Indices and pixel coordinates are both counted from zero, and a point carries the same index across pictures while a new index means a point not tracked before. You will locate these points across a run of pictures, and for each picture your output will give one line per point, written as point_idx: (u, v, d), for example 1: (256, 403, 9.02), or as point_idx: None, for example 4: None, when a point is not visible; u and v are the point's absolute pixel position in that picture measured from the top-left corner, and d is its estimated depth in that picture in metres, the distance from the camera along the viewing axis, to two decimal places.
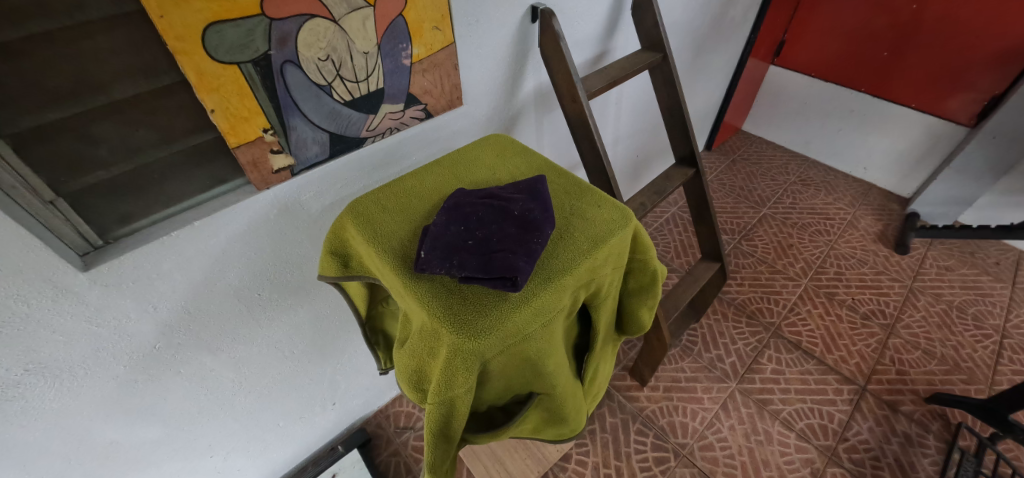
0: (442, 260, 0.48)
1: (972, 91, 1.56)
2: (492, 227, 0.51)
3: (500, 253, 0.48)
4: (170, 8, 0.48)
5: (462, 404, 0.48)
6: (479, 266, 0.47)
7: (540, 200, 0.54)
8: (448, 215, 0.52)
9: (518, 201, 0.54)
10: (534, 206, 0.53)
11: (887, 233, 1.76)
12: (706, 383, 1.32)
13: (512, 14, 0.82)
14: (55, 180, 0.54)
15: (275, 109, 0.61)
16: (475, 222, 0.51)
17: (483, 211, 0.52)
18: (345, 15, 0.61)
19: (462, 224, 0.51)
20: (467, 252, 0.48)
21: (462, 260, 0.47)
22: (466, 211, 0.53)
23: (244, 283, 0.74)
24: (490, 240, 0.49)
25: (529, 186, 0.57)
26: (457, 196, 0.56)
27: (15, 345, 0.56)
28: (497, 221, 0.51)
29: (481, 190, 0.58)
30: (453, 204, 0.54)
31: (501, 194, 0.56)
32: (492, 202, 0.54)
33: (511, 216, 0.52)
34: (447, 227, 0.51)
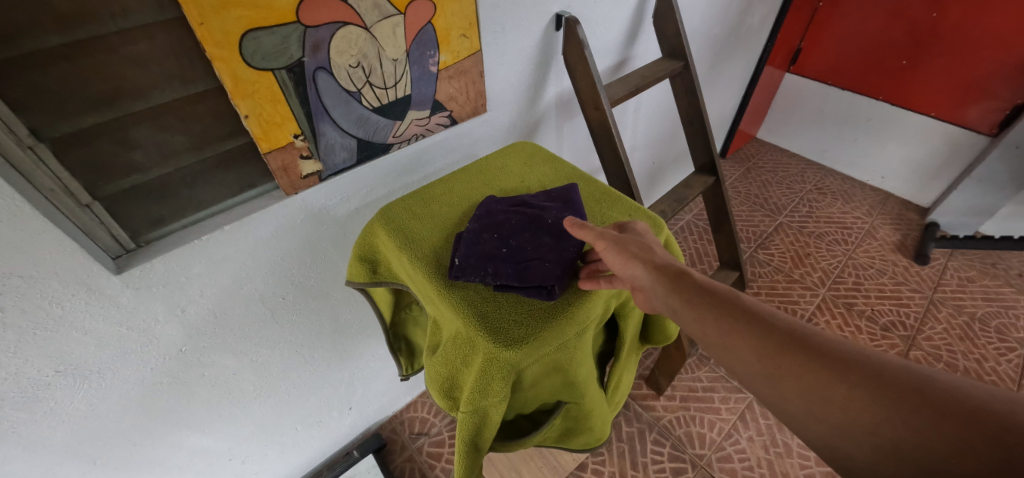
0: (476, 268, 0.49)
1: (992, 100, 1.54)
2: (526, 236, 0.52)
3: (534, 263, 0.49)
4: (210, 15, 0.49)
5: (495, 413, 0.47)
6: (513, 276, 0.48)
7: (575, 209, 0.55)
8: (480, 223, 0.54)
9: (553, 210, 0.55)
10: (570, 216, 0.54)
11: (907, 243, 1.74)
12: (723, 393, 1.30)
13: (538, 22, 0.82)
14: (92, 184, 0.54)
15: (306, 115, 0.62)
16: (507, 230, 0.52)
17: (516, 219, 0.54)
18: (376, 22, 0.61)
19: (494, 233, 0.52)
20: (501, 261, 0.49)
21: (497, 269, 0.49)
22: (497, 221, 0.54)
23: (269, 288, 0.74)
24: (523, 248, 0.51)
25: (564, 195, 0.57)
26: (487, 204, 0.57)
27: (47, 346, 0.56)
28: (530, 230, 0.53)
29: (513, 198, 0.59)
30: (485, 211, 0.56)
31: (533, 203, 0.57)
32: (525, 210, 0.55)
33: (545, 226, 0.53)
34: (480, 234, 0.52)
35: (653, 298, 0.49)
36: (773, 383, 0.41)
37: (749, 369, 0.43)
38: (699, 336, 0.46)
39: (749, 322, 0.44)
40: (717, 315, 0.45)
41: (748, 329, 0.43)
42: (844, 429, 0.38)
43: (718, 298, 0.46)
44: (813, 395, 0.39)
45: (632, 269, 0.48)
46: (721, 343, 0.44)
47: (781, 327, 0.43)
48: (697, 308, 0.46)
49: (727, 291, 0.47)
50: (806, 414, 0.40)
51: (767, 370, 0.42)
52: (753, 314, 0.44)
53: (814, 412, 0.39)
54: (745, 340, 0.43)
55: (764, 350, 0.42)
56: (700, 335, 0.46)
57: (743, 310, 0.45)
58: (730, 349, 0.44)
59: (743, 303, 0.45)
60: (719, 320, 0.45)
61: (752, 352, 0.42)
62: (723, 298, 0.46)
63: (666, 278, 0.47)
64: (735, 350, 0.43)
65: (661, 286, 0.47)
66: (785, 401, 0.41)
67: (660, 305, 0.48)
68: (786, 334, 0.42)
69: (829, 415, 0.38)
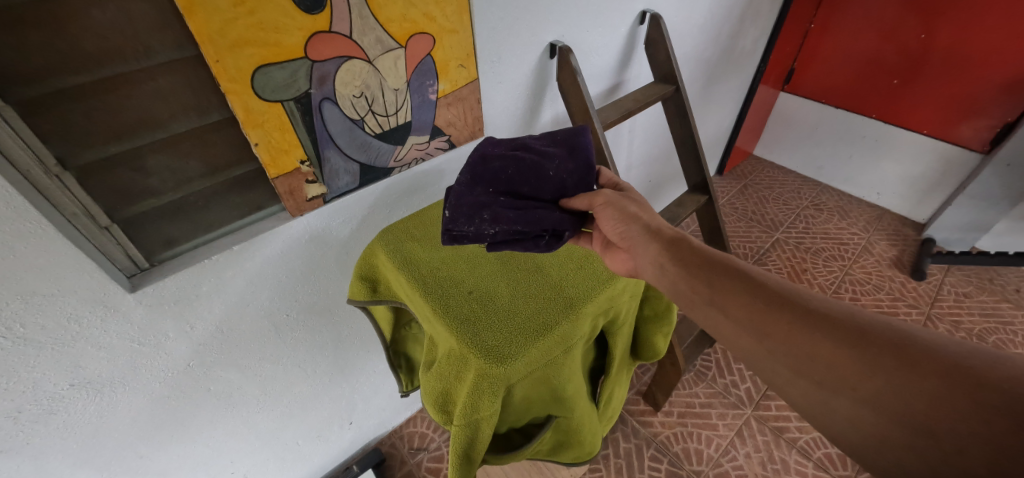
0: (475, 218, 0.52)
1: (984, 118, 1.57)
2: (525, 189, 0.55)
3: (535, 217, 0.53)
4: (225, 53, 0.53)
5: (486, 427, 0.49)
6: (514, 227, 0.52)
7: (579, 162, 0.58)
8: (478, 167, 0.55)
9: (556, 160, 0.57)
10: (573, 170, 0.57)
11: (903, 259, 1.76)
12: (721, 409, 1.31)
13: (533, 51, 0.87)
14: (112, 208, 0.58)
15: (312, 142, 0.66)
16: (508, 179, 0.54)
17: (518, 166, 0.55)
18: (378, 56, 0.66)
19: (489, 185, 0.54)
20: (501, 211, 0.52)
21: (498, 218, 0.52)
22: (496, 164, 0.55)
23: (274, 305, 0.78)
24: (520, 199, 0.54)
25: (569, 143, 0.59)
26: (485, 146, 0.58)
27: (63, 361, 0.59)
28: (531, 181, 0.55)
29: (513, 140, 0.60)
30: (481, 156, 0.56)
31: (534, 147, 0.58)
32: (527, 156, 0.56)
33: (547, 178, 0.55)
34: (480, 182, 0.54)
35: (629, 255, 0.55)
36: (754, 332, 0.44)
37: (740, 332, 0.45)
38: (687, 299, 0.50)
39: (740, 286, 0.47)
40: (709, 281, 0.48)
41: (740, 292, 0.46)
42: (829, 387, 0.40)
43: (710, 264, 0.50)
44: (800, 353, 0.42)
45: (624, 230, 0.54)
46: (714, 308, 0.48)
47: (770, 288, 0.45)
48: (690, 272, 0.50)
49: (720, 257, 0.50)
50: (790, 373, 0.42)
51: (756, 330, 0.44)
52: (746, 277, 0.47)
53: (799, 372, 0.42)
54: (736, 303, 0.46)
55: (754, 311, 0.45)
56: (690, 298, 0.49)
57: (735, 273, 0.48)
58: (722, 311, 0.47)
59: (736, 267, 0.49)
60: (712, 286, 0.48)
61: (741, 314, 0.45)
62: (717, 262, 0.50)
63: (651, 236, 0.53)
64: (727, 314, 0.46)
65: (645, 242, 0.53)
66: (770, 362, 0.44)
67: (639, 261, 0.54)
68: (775, 294, 0.45)
69: (813, 373, 0.41)
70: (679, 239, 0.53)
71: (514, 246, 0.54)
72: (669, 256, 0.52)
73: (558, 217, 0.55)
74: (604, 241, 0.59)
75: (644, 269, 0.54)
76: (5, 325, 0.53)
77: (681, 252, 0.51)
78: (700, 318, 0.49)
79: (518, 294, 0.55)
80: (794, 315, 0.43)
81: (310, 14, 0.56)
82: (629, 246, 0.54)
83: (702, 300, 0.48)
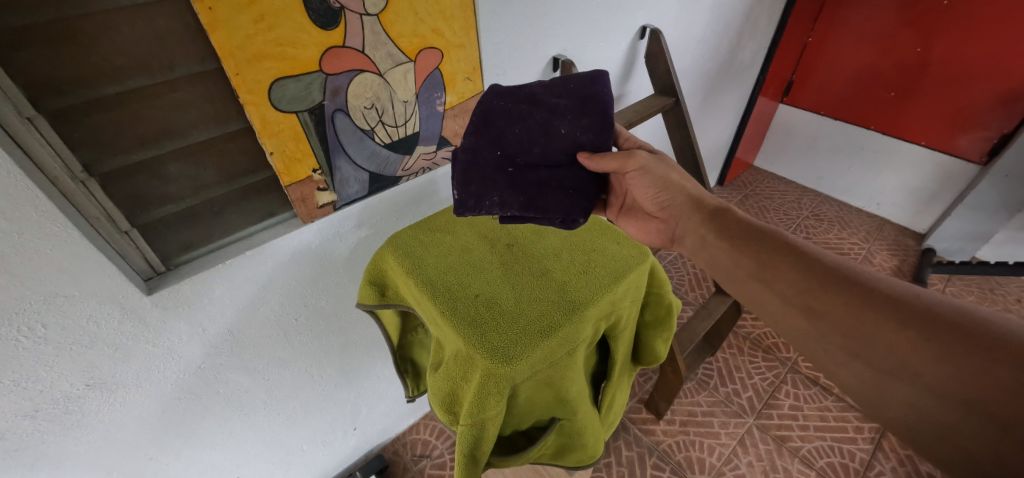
0: (485, 194, 0.59)
1: (981, 130, 1.59)
2: (535, 151, 0.57)
3: (541, 195, 0.58)
4: (245, 67, 0.56)
5: (492, 426, 0.51)
6: (521, 209, 0.58)
7: (593, 114, 0.56)
8: (484, 129, 0.58)
9: (567, 115, 0.57)
10: (587, 125, 0.56)
11: (904, 268, 1.76)
12: (722, 417, 1.32)
13: (537, 64, 0.90)
14: (131, 213, 0.60)
15: (324, 152, 0.68)
16: (515, 142, 0.57)
17: (524, 125, 0.57)
18: (389, 69, 0.68)
19: (494, 148, 0.58)
20: (507, 191, 0.58)
21: (504, 199, 0.58)
22: (503, 126, 0.58)
23: (284, 309, 0.80)
24: (527, 166, 0.58)
25: (584, 91, 0.57)
26: (489, 98, 0.59)
27: (80, 361, 0.61)
28: (540, 142, 0.57)
29: (522, 88, 0.59)
30: (482, 113, 0.58)
31: (544, 98, 0.58)
32: (536, 113, 0.57)
33: (558, 136, 0.57)
34: (488, 145, 0.58)
35: (667, 225, 0.62)
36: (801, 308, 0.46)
37: (788, 310, 0.47)
38: (734, 273, 0.52)
39: (792, 263, 0.48)
40: (757, 257, 0.50)
41: (790, 271, 0.47)
42: (885, 371, 0.41)
43: (761, 240, 0.51)
44: (853, 334, 0.42)
45: (664, 199, 0.61)
46: (763, 285, 0.49)
47: (825, 265, 0.46)
48: (738, 249, 0.52)
49: (773, 232, 0.51)
50: (842, 354, 0.43)
51: (806, 309, 0.45)
52: (798, 254, 0.48)
53: (852, 352, 0.43)
54: (786, 280, 0.47)
55: (805, 290, 0.46)
56: (737, 273, 0.52)
57: (787, 249, 0.49)
58: (771, 289, 0.48)
59: (787, 243, 0.49)
60: (761, 263, 0.50)
61: (791, 292, 0.47)
62: (768, 237, 0.51)
63: (695, 209, 0.58)
64: (776, 292, 0.48)
65: (689, 214, 0.58)
66: (820, 342, 0.45)
67: (679, 230, 0.60)
68: (830, 272, 0.45)
69: (868, 355, 0.42)
70: (726, 213, 0.56)
71: (525, 221, 0.61)
72: (713, 229, 0.55)
73: (566, 190, 0.58)
74: (627, 205, 0.67)
75: (686, 239, 0.59)
76: (27, 325, 0.54)
77: (729, 230, 0.54)
78: (746, 293, 0.51)
79: (525, 297, 0.57)
80: (852, 293, 0.43)
81: (325, 30, 0.59)
82: (669, 217, 0.61)
83: (750, 277, 0.50)
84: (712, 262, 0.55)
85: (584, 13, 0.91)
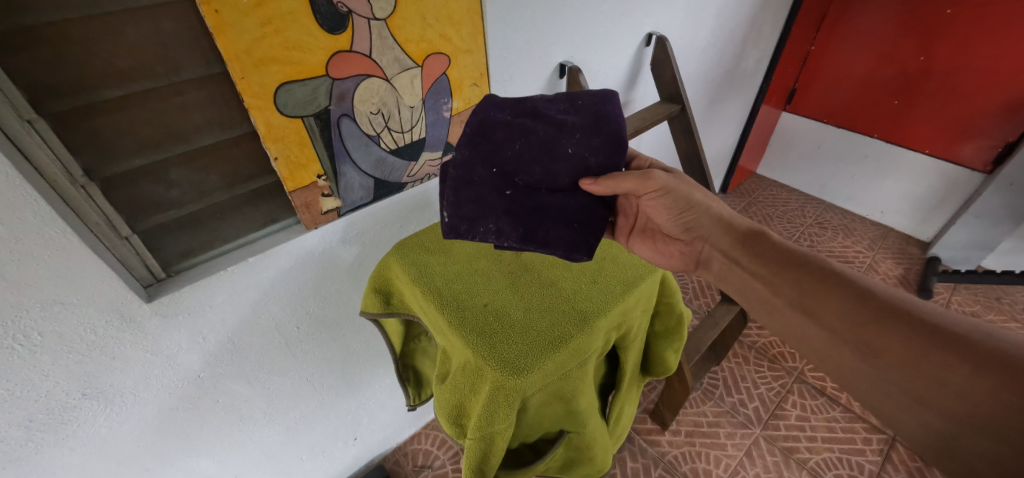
0: (479, 219, 0.54)
1: (984, 139, 1.59)
2: (536, 171, 0.53)
3: (542, 224, 0.54)
4: (251, 70, 0.55)
5: (501, 441, 0.49)
6: (519, 240, 0.54)
7: (606, 135, 0.53)
8: (482, 143, 0.53)
9: (576, 134, 0.53)
10: (599, 146, 0.53)
11: (909, 277, 1.75)
12: (729, 428, 1.29)
13: (543, 70, 0.89)
14: (133, 219, 0.59)
15: (329, 157, 0.67)
16: (516, 160, 0.53)
17: (527, 141, 0.52)
18: (396, 74, 0.68)
19: (490, 165, 0.53)
20: (504, 219, 0.54)
21: (501, 227, 0.54)
22: (502, 141, 0.52)
23: (286, 317, 0.78)
24: (527, 188, 0.54)
25: (595, 110, 0.53)
26: (487, 108, 0.54)
27: (77, 370, 0.60)
28: (542, 163, 0.53)
29: (524, 101, 0.55)
30: (480, 126, 0.53)
31: (549, 114, 0.54)
32: (540, 129, 0.53)
33: (564, 156, 0.53)
34: (483, 162, 0.53)
35: (691, 247, 0.61)
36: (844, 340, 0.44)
37: (837, 346, 0.44)
38: (770, 302, 0.51)
39: (840, 295, 0.45)
40: (800, 285, 0.48)
41: (838, 302, 0.45)
42: (951, 416, 0.38)
43: (803, 268, 0.49)
44: (916, 375, 0.39)
45: (691, 221, 0.59)
46: (807, 317, 0.47)
47: (878, 298, 0.44)
48: (778, 276, 0.50)
49: (815, 260, 0.49)
50: (906, 399, 0.40)
51: (859, 346, 0.43)
52: (846, 283, 0.46)
53: (916, 396, 0.40)
54: (835, 312, 0.45)
55: (857, 324, 0.43)
56: (771, 301, 0.50)
57: (832, 278, 0.47)
58: (816, 322, 0.46)
59: (832, 271, 0.47)
60: (806, 292, 0.47)
61: (840, 326, 0.44)
62: (809, 265, 0.49)
63: (725, 231, 0.57)
64: (822, 325, 0.45)
65: (718, 235, 0.58)
66: (879, 383, 0.42)
67: (706, 252, 0.59)
68: (884, 306, 0.43)
69: (936, 400, 0.39)
70: (759, 237, 0.54)
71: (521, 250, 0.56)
72: (745, 252, 0.54)
73: (569, 221, 0.55)
74: (641, 226, 0.65)
75: (713, 262, 0.58)
76: (22, 334, 0.53)
77: (766, 256, 0.52)
78: (785, 323, 0.49)
79: (534, 307, 0.56)
80: (913, 330, 0.40)
81: (332, 35, 0.59)
82: (694, 239, 0.60)
83: (790, 307, 0.48)
84: (748, 291, 0.53)
85: (590, 19, 0.91)
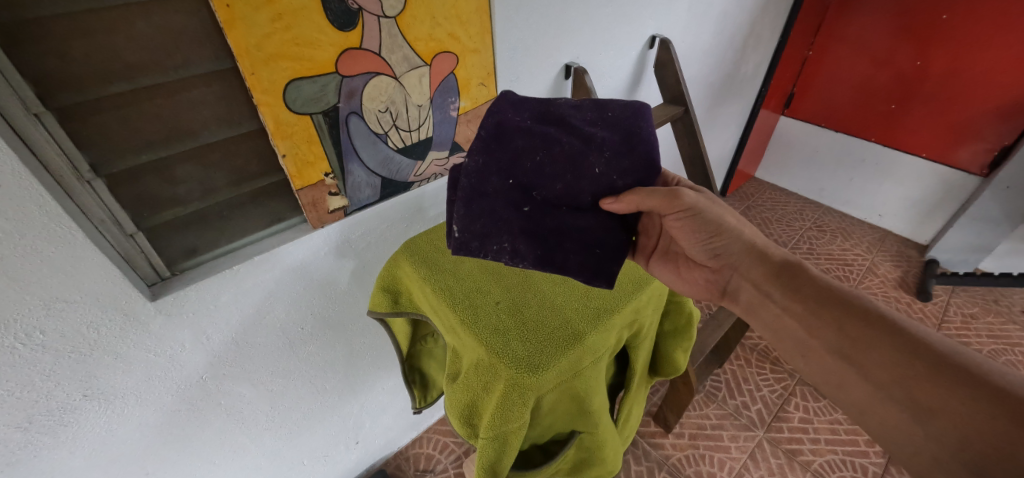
0: (492, 235, 0.51)
1: (980, 141, 1.60)
2: (558, 186, 0.51)
3: (560, 247, 0.52)
4: (260, 66, 0.54)
5: (514, 440, 0.48)
6: (535, 261, 0.52)
7: (636, 156, 0.52)
8: (498, 150, 0.50)
9: (604, 151, 0.51)
10: (628, 168, 0.52)
11: (908, 280, 1.76)
12: (732, 431, 1.29)
13: (549, 71, 0.89)
14: (137, 216, 0.58)
15: (337, 155, 0.67)
16: (536, 173, 0.50)
17: (549, 154, 0.50)
18: (404, 73, 0.67)
19: (507, 176, 0.50)
20: (520, 239, 0.51)
21: (515, 246, 0.52)
22: (521, 149, 0.50)
23: (291, 318, 0.77)
24: (546, 204, 0.51)
25: (626, 127, 0.52)
26: (505, 110, 0.52)
27: (78, 371, 0.58)
28: (565, 177, 0.50)
29: (549, 107, 0.53)
30: (496, 129, 0.50)
31: (575, 125, 0.52)
32: (567, 141, 0.51)
33: (590, 174, 0.51)
34: (500, 172, 0.50)
35: (718, 275, 0.60)
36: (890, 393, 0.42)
37: (881, 400, 0.43)
38: (808, 346, 0.49)
39: (885, 345, 0.44)
40: (842, 330, 0.47)
41: (883, 354, 0.43)
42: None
43: (844, 310, 0.48)
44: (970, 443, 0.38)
45: (719, 248, 0.59)
46: (850, 367, 0.45)
47: (933, 352, 0.42)
48: (817, 319, 0.49)
49: (860, 302, 0.48)
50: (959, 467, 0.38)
51: (910, 405, 0.41)
52: (897, 332, 0.44)
53: (970, 467, 0.37)
54: (881, 365, 0.43)
55: (907, 379, 0.42)
56: (810, 346, 0.49)
57: (880, 324, 0.45)
58: (861, 374, 0.45)
59: (880, 316, 0.46)
60: (849, 340, 0.46)
61: (888, 380, 0.43)
62: (855, 308, 0.47)
63: (758, 261, 0.57)
64: (868, 377, 0.44)
65: (749, 264, 0.57)
66: (930, 448, 0.40)
67: (735, 281, 0.58)
68: (941, 362, 0.41)
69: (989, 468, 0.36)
70: (796, 270, 0.53)
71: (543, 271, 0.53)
72: (778, 286, 0.53)
73: (589, 245, 0.53)
74: (663, 248, 0.65)
75: (742, 293, 0.58)
76: (24, 332, 0.52)
77: (804, 295, 0.51)
78: (819, 367, 0.48)
79: (546, 306, 0.55)
80: (976, 394, 0.38)
81: (342, 31, 0.58)
82: (723, 267, 0.59)
83: (830, 354, 0.47)
84: (782, 331, 0.52)
85: (596, 20, 0.91)
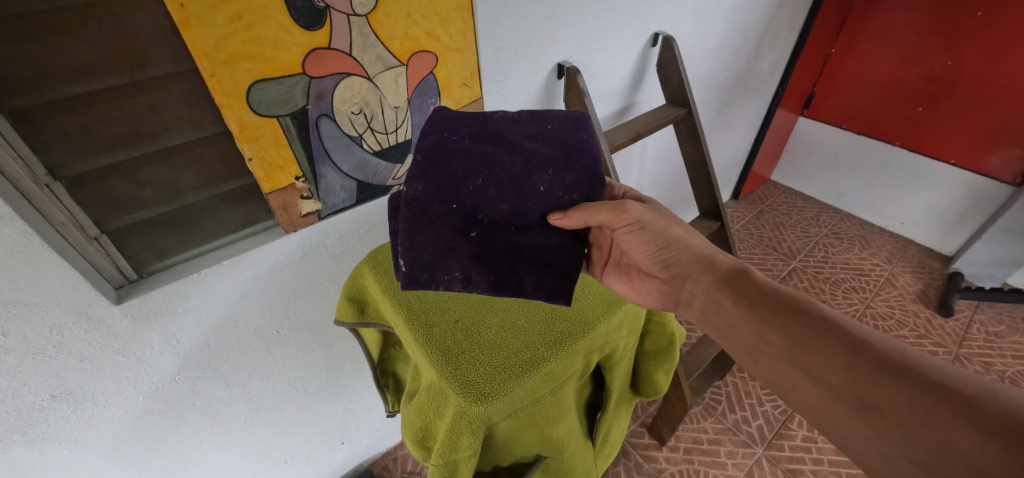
0: (441, 265, 0.50)
1: (1015, 148, 1.49)
2: (504, 207, 0.48)
3: (514, 269, 0.51)
4: (220, 67, 0.52)
5: (464, 470, 0.46)
6: (489, 288, 0.51)
7: (580, 172, 0.49)
8: (437, 176, 0.47)
9: (548, 169, 0.48)
10: (573, 183, 0.49)
11: (929, 293, 1.67)
12: (730, 447, 1.24)
13: (540, 70, 0.85)
14: (101, 218, 0.57)
15: (308, 158, 0.65)
16: (479, 196, 0.47)
17: (491, 175, 0.47)
18: (379, 73, 0.65)
19: (448, 201, 0.48)
20: (471, 267, 0.50)
21: (466, 274, 0.50)
22: (457, 170, 0.47)
23: (265, 321, 0.76)
24: (495, 226, 0.49)
25: (567, 140, 0.49)
26: (440, 127, 0.48)
27: (44, 371, 0.58)
28: (511, 198, 0.48)
29: (485, 123, 0.49)
30: (432, 151, 0.47)
31: (514, 141, 0.48)
32: (505, 157, 0.47)
33: (536, 194, 0.48)
34: (442, 197, 0.47)
35: (670, 287, 0.56)
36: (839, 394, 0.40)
37: (832, 403, 0.40)
38: (759, 349, 0.46)
39: (831, 343, 0.41)
40: (790, 334, 0.44)
41: (829, 355, 0.41)
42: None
43: (789, 310, 0.45)
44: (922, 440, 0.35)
45: (670, 263, 0.56)
46: (800, 370, 0.42)
47: (875, 349, 0.39)
48: (766, 324, 0.46)
49: (806, 304, 0.46)
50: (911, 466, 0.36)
51: (857, 403, 0.39)
52: (839, 332, 0.42)
53: None
54: (828, 365, 0.41)
55: (854, 380, 0.39)
56: (759, 349, 0.46)
57: (825, 325, 0.43)
58: (810, 376, 0.42)
59: (824, 316, 0.44)
60: (797, 343, 0.43)
61: (837, 380, 0.40)
62: (800, 311, 0.45)
63: (707, 270, 0.53)
64: (816, 379, 0.41)
65: (699, 275, 0.54)
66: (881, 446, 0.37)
67: (687, 293, 0.55)
68: (882, 359, 0.39)
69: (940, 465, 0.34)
70: (745, 278, 0.50)
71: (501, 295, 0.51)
72: (729, 294, 0.50)
73: (541, 264, 0.51)
74: (616, 260, 0.61)
75: (695, 303, 0.54)
76: None
77: (753, 300, 0.48)
78: (769, 374, 0.45)
79: (508, 327, 0.52)
80: (919, 390, 0.36)
81: (309, 31, 0.56)
82: (673, 278, 0.56)
83: (780, 359, 0.44)
84: (734, 335, 0.49)
85: (591, 17, 0.87)
